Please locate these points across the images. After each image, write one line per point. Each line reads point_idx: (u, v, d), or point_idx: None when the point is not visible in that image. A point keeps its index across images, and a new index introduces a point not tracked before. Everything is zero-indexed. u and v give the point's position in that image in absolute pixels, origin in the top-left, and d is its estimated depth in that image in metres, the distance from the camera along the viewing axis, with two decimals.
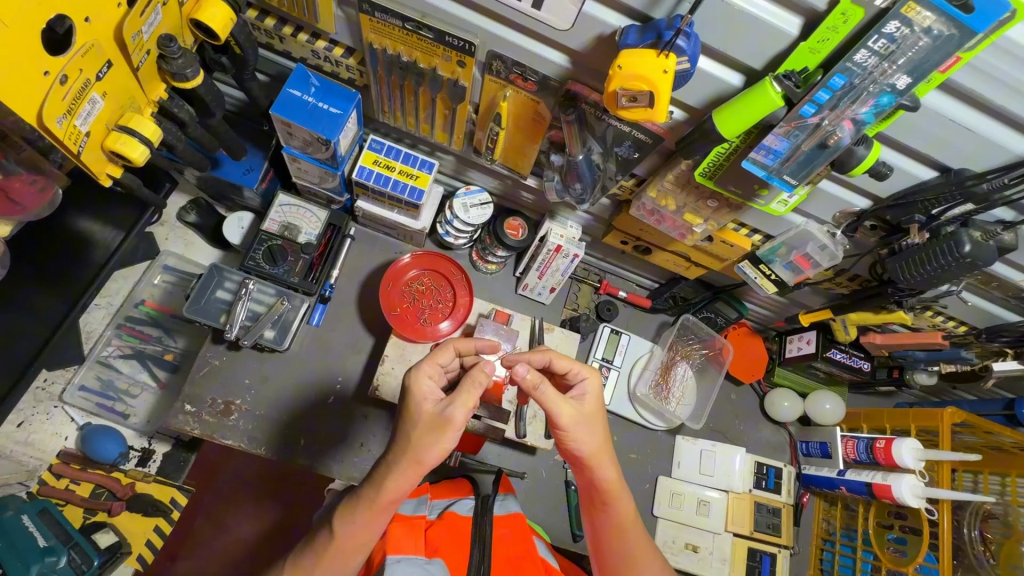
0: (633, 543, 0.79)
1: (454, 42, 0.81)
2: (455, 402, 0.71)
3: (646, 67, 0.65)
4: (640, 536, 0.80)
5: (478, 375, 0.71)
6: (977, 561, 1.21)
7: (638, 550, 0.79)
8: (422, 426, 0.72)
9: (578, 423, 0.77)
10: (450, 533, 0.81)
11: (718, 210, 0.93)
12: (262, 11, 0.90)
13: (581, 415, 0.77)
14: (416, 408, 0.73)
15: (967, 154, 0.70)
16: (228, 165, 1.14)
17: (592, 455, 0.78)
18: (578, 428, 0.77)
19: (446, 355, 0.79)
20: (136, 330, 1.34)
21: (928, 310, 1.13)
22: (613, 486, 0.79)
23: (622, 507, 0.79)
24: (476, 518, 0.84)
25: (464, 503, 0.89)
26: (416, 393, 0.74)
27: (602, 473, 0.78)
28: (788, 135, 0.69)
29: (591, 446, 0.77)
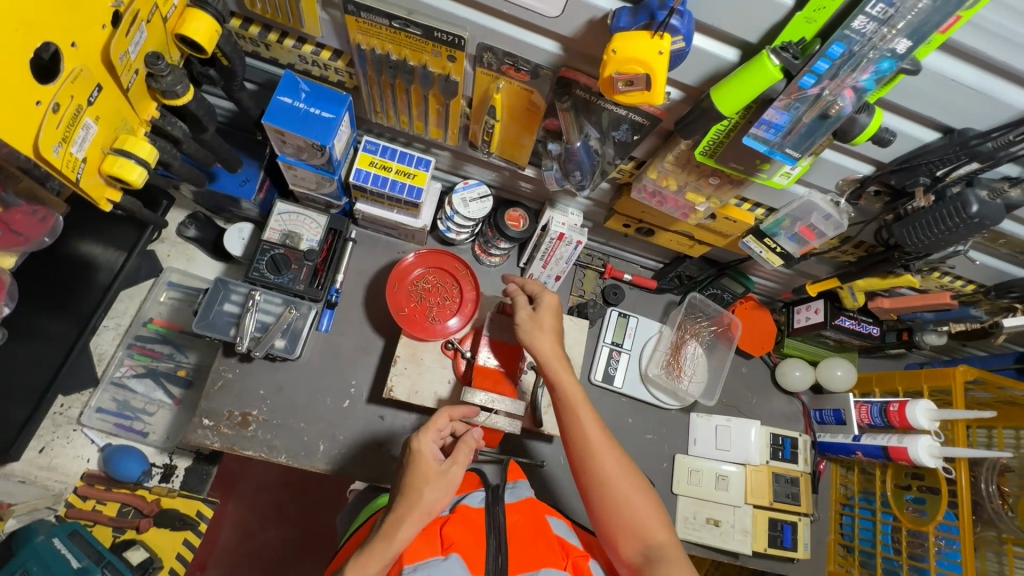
0: (584, 426, 0.90)
1: (443, 38, 0.79)
2: (456, 463, 0.86)
3: (640, 50, 0.64)
4: (594, 423, 0.90)
5: (470, 441, 0.90)
6: (996, 515, 1.24)
7: (589, 434, 0.89)
8: (431, 482, 0.82)
9: (538, 329, 0.98)
10: (465, 526, 0.83)
11: (720, 186, 0.92)
12: (246, 19, 0.89)
13: (545, 325, 0.99)
14: (423, 466, 0.84)
15: (969, 113, 0.69)
16: (225, 178, 1.13)
17: (546, 353, 0.96)
18: (536, 333, 0.98)
19: (442, 420, 0.92)
20: (148, 348, 1.35)
21: (936, 271, 1.12)
22: (563, 378, 0.94)
23: (574, 396, 0.92)
24: (489, 509, 0.87)
25: (474, 495, 0.91)
26: (423, 451, 0.85)
27: (554, 368, 0.95)
28: (789, 107, 0.67)
29: (544, 347, 0.96)
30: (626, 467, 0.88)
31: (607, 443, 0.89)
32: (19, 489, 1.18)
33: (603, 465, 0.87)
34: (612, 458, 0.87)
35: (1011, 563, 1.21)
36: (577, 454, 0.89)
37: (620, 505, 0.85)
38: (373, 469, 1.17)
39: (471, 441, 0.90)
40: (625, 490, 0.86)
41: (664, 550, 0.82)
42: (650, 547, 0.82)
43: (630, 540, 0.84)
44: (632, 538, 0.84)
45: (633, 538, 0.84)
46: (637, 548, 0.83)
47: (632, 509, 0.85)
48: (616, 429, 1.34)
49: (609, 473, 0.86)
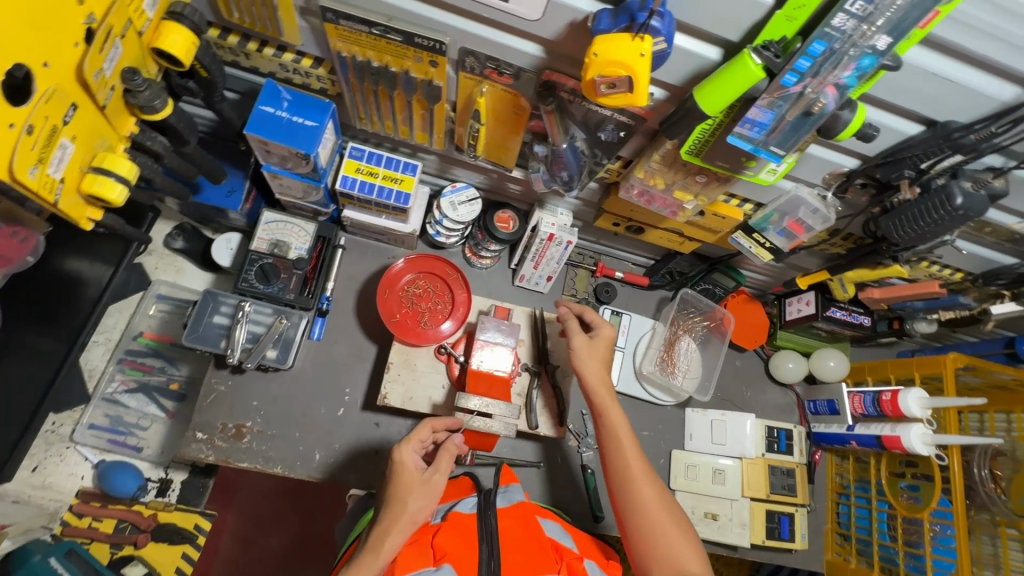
0: (626, 453, 0.96)
1: (424, 43, 0.79)
2: (439, 470, 0.91)
3: (622, 53, 0.63)
4: (635, 451, 0.97)
5: (452, 447, 0.95)
6: (988, 499, 1.26)
7: (630, 460, 0.96)
8: (416, 491, 0.87)
9: (589, 355, 1.07)
10: (457, 532, 0.84)
11: (708, 184, 0.92)
12: (224, 28, 0.87)
13: (596, 353, 1.08)
14: (407, 476, 0.89)
15: (952, 105, 0.69)
16: (209, 190, 1.12)
17: (594, 381, 1.04)
18: (586, 358, 1.07)
19: (424, 432, 0.97)
20: (139, 363, 1.33)
21: (925, 260, 1.13)
22: (608, 406, 1.02)
23: (617, 424, 1.00)
24: (481, 514, 0.88)
25: (466, 502, 0.93)
26: (404, 461, 0.90)
27: (600, 396, 1.03)
28: (772, 106, 0.67)
29: (592, 374, 1.05)
30: (663, 496, 0.93)
31: (647, 471, 0.95)
32: (13, 509, 1.17)
33: (642, 490, 0.92)
34: (650, 485, 0.93)
35: (1004, 544, 1.24)
36: (617, 478, 0.95)
37: (655, 532, 0.89)
38: (370, 477, 1.17)
39: (453, 449, 0.95)
40: (662, 517, 0.90)
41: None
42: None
43: (663, 567, 0.87)
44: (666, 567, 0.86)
45: (667, 566, 0.87)
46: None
47: (667, 536, 0.88)
48: None
49: (647, 498, 0.92)
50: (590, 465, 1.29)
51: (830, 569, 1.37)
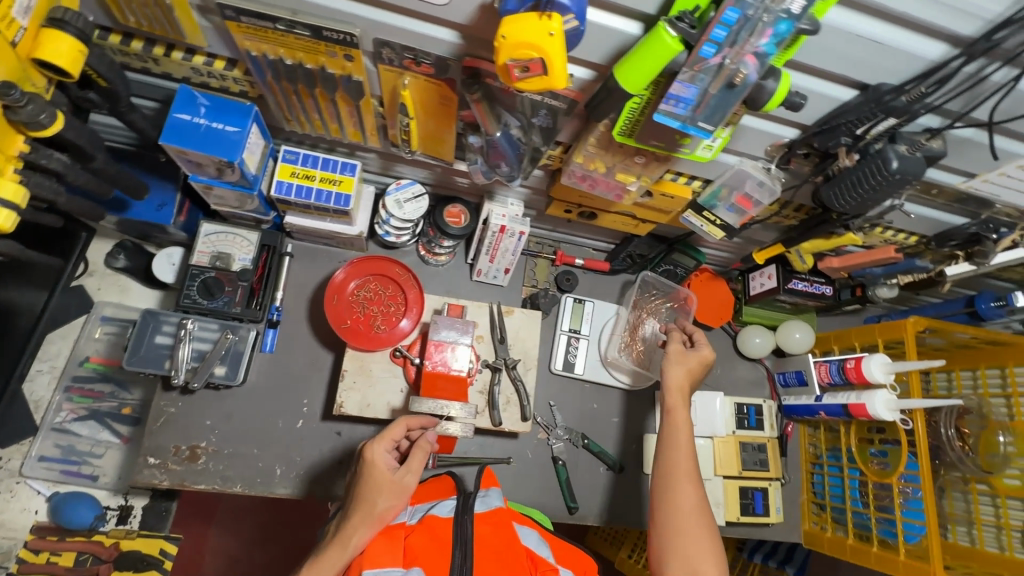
0: (677, 453, 0.96)
1: (334, 36, 0.74)
2: (411, 471, 0.88)
3: (530, 33, 0.60)
4: (687, 454, 0.96)
5: (426, 445, 0.90)
6: (956, 458, 1.27)
7: (680, 463, 0.95)
8: (384, 492, 0.84)
9: (678, 364, 1.05)
10: (429, 536, 0.85)
11: (648, 164, 0.89)
12: (126, 33, 0.82)
13: (685, 362, 1.06)
14: (378, 476, 0.85)
15: (880, 67, 0.67)
16: (137, 205, 1.07)
17: (675, 385, 1.03)
18: (674, 365, 1.05)
19: (398, 430, 0.91)
20: (87, 389, 1.28)
21: (878, 227, 1.12)
22: (676, 408, 1.01)
23: (679, 425, 0.98)
24: (457, 519, 0.87)
25: (444, 504, 0.92)
26: (373, 460, 0.86)
27: (675, 398, 1.01)
28: (694, 80, 0.65)
29: (676, 380, 1.03)
30: (701, 504, 0.91)
31: (692, 476, 0.93)
32: None
33: (680, 491, 0.91)
34: (691, 489, 0.92)
35: (975, 500, 1.28)
36: (660, 474, 0.95)
37: (681, 538, 0.88)
38: (335, 487, 1.15)
39: (426, 447, 0.91)
40: (695, 524, 0.89)
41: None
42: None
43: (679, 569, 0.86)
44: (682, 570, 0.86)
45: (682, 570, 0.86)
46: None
47: (692, 542, 0.88)
48: (582, 416, 1.33)
49: (682, 500, 0.91)
50: (561, 457, 1.28)
51: (808, 539, 1.37)
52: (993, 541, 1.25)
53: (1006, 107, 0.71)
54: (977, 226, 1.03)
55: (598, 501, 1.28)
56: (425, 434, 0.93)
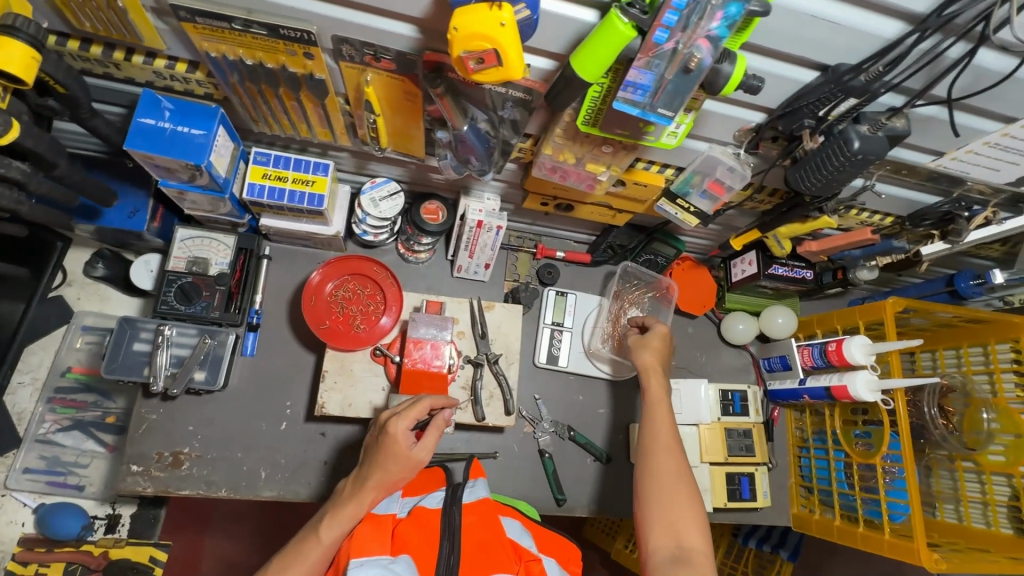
0: (656, 425, 0.99)
1: (292, 34, 0.74)
2: (426, 446, 0.89)
3: (481, 25, 0.59)
4: (667, 426, 0.99)
5: (440, 422, 0.91)
6: (942, 437, 1.27)
7: (659, 433, 0.98)
8: (399, 463, 0.86)
9: (643, 347, 1.12)
10: (418, 527, 0.85)
11: (616, 154, 0.89)
12: (84, 39, 0.81)
13: (651, 346, 1.12)
14: (395, 446, 0.86)
15: (836, 47, 0.67)
16: (110, 213, 1.09)
17: (645, 364, 1.09)
18: (641, 349, 1.12)
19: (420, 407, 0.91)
20: (70, 400, 1.28)
21: (853, 209, 1.11)
22: (652, 384, 1.06)
23: (656, 400, 1.03)
24: (445, 510, 0.87)
25: (433, 496, 0.92)
26: (395, 434, 0.86)
27: (651, 377, 1.07)
28: (649, 66, 0.65)
29: (646, 360, 1.09)
30: (683, 470, 0.93)
31: (673, 445, 0.96)
32: None
33: (662, 460, 0.94)
34: (672, 457, 0.94)
35: (961, 477, 1.29)
36: (642, 445, 0.98)
37: (667, 500, 0.89)
38: (321, 488, 1.15)
39: (442, 425, 0.91)
40: (677, 488, 0.90)
41: (692, 556, 0.84)
42: (681, 549, 0.85)
43: (663, 535, 0.87)
44: (666, 535, 0.86)
45: (666, 535, 0.87)
46: (668, 545, 0.86)
47: (676, 507, 0.89)
48: (567, 408, 1.34)
49: (664, 466, 0.93)
50: (547, 450, 1.28)
51: (797, 522, 1.38)
52: (980, 517, 1.26)
53: (965, 83, 0.72)
54: (949, 205, 1.05)
55: (586, 492, 1.29)
56: (441, 410, 0.93)
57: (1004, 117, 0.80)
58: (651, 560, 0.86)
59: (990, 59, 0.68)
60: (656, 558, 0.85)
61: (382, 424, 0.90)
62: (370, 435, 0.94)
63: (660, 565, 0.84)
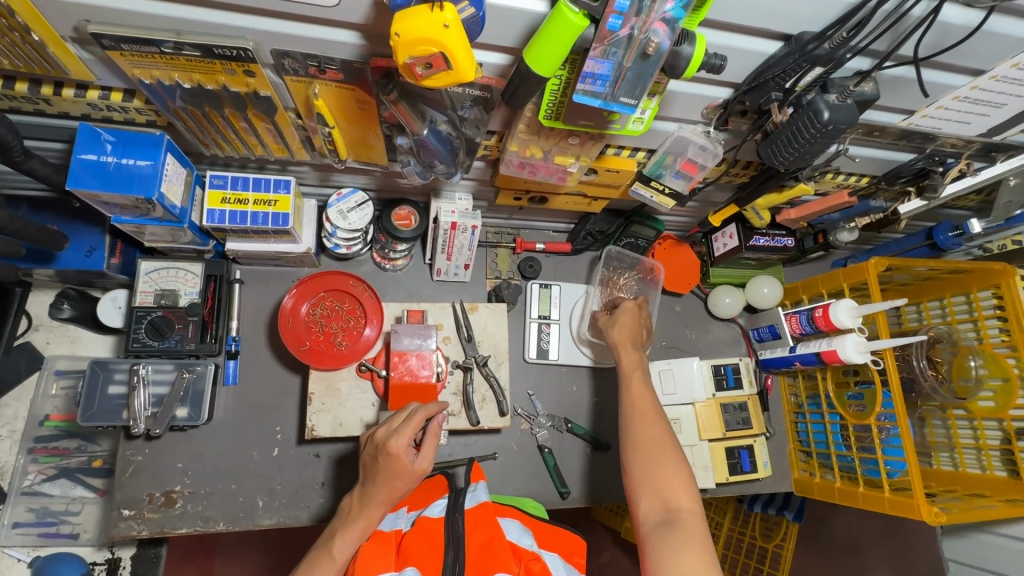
0: (632, 395, 0.99)
1: (228, 53, 0.70)
2: (426, 456, 0.86)
3: (424, 27, 0.56)
4: (644, 394, 0.99)
5: (436, 428, 0.88)
6: (932, 389, 1.26)
7: (636, 401, 0.98)
8: (404, 476, 0.85)
9: (614, 325, 1.13)
10: (422, 538, 0.83)
11: (584, 144, 0.87)
12: (7, 76, 0.76)
13: (625, 322, 1.13)
14: (394, 462, 0.84)
15: (796, 16, 0.65)
16: (67, 254, 1.05)
17: (617, 341, 1.10)
18: (611, 328, 1.13)
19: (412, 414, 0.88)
20: (53, 448, 1.25)
21: (828, 173, 1.09)
22: (626, 359, 1.06)
23: (633, 372, 1.03)
24: (448, 518, 0.84)
25: (436, 505, 0.90)
26: (395, 453, 0.84)
27: (624, 354, 1.07)
28: (607, 55, 0.63)
29: (617, 337, 1.10)
30: (664, 433, 0.92)
31: (651, 412, 0.96)
32: None
33: (640, 427, 0.93)
34: (650, 423, 0.94)
35: (953, 425, 1.30)
36: (623, 417, 0.97)
37: (651, 463, 0.88)
38: (320, 510, 1.13)
39: (439, 431, 0.89)
40: (659, 451, 0.89)
41: (682, 516, 0.83)
42: (670, 511, 0.83)
43: (651, 501, 0.85)
44: (653, 500, 0.85)
45: (654, 500, 0.85)
46: (656, 509, 0.84)
47: (659, 468, 0.88)
48: (561, 399, 1.33)
49: (645, 433, 0.92)
50: (547, 444, 1.27)
51: (799, 487, 1.39)
52: (975, 462, 1.28)
53: (932, 40, 0.70)
54: (923, 161, 1.02)
55: (589, 482, 1.28)
56: (433, 415, 0.90)
57: (972, 70, 0.78)
58: (643, 529, 0.84)
59: (954, 14, 0.66)
60: (648, 525, 0.83)
61: (378, 442, 0.87)
62: (361, 451, 0.91)
63: (651, 531, 0.82)
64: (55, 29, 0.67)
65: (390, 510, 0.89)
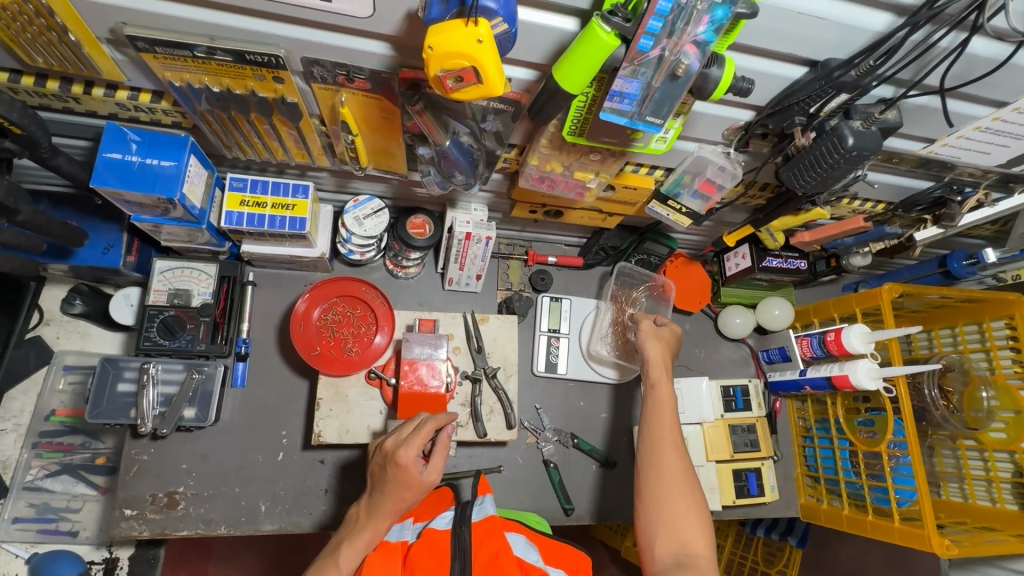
0: (658, 424, 0.96)
1: (259, 59, 0.71)
2: (433, 466, 0.86)
3: (458, 42, 0.56)
4: (672, 423, 0.95)
5: (446, 439, 0.88)
6: (942, 418, 1.26)
7: (664, 432, 0.94)
8: (412, 487, 0.84)
9: (654, 339, 1.08)
10: (428, 550, 0.81)
11: (604, 161, 0.87)
12: (39, 74, 0.77)
13: (660, 340, 1.09)
14: (403, 473, 0.84)
15: (824, 43, 0.65)
16: (84, 250, 1.05)
17: (653, 359, 1.05)
18: (651, 341, 1.08)
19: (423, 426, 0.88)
20: (56, 443, 1.24)
21: (845, 198, 1.09)
22: (661, 380, 1.02)
23: (663, 399, 0.99)
24: (455, 531, 0.83)
25: (443, 517, 0.89)
26: (404, 463, 0.83)
27: (655, 370, 1.03)
28: (636, 75, 0.63)
29: (654, 355, 1.06)
30: (688, 471, 0.91)
31: (677, 445, 0.93)
32: None
33: (665, 459, 0.91)
34: (676, 458, 0.91)
35: (963, 455, 1.29)
36: (646, 445, 0.94)
37: (669, 503, 0.87)
38: (322, 516, 1.12)
39: (447, 442, 0.89)
40: (681, 491, 0.88)
41: (697, 562, 0.83)
42: (686, 554, 0.83)
43: (667, 540, 0.85)
44: (669, 541, 0.85)
45: (670, 540, 0.85)
46: (671, 551, 0.84)
47: (679, 509, 0.87)
48: (568, 414, 1.32)
49: (670, 469, 0.90)
50: (552, 459, 1.27)
51: (806, 512, 1.37)
52: (985, 495, 1.26)
53: (958, 71, 0.71)
54: (941, 189, 1.03)
55: (593, 499, 1.27)
56: (442, 424, 0.90)
57: (995, 102, 0.78)
58: (654, 568, 0.84)
59: (982, 47, 0.67)
60: (661, 565, 0.83)
61: (387, 452, 0.86)
62: (370, 459, 0.91)
63: (664, 571, 0.82)
64: (91, 30, 0.68)
65: (398, 519, 0.88)
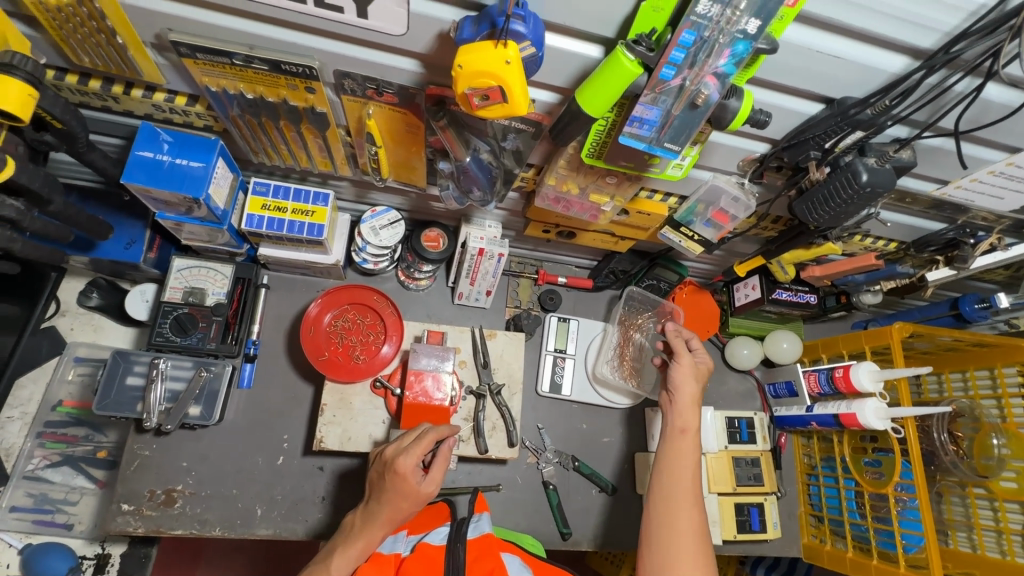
0: (677, 474, 0.94)
1: (294, 70, 0.73)
2: (433, 479, 0.85)
3: (486, 61, 0.59)
4: (692, 475, 0.94)
5: (446, 452, 0.88)
6: (953, 463, 1.22)
7: (683, 484, 0.93)
8: (410, 498, 0.84)
9: (689, 374, 1.04)
10: (421, 564, 0.81)
11: (619, 184, 0.89)
12: (83, 73, 0.81)
13: (695, 373, 1.04)
14: (402, 483, 0.83)
15: (840, 82, 0.67)
16: (107, 244, 1.08)
17: (681, 393, 1.02)
18: (682, 373, 1.04)
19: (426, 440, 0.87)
20: (60, 434, 1.25)
21: (857, 235, 1.10)
22: (687, 421, 1.00)
23: (686, 447, 0.97)
24: (450, 547, 0.83)
25: (438, 532, 0.88)
26: (403, 472, 0.83)
27: (687, 414, 1.00)
28: (656, 102, 0.65)
29: (686, 389, 1.02)
30: (701, 527, 0.89)
31: (694, 498, 0.92)
32: None
33: (684, 517, 0.89)
34: (693, 513, 0.90)
35: (973, 503, 1.25)
36: (662, 495, 0.92)
37: (675, 557, 0.86)
38: (317, 524, 1.12)
39: (448, 454, 0.88)
40: (690, 547, 0.87)
41: None
42: None
43: None
44: None
45: None
46: None
47: (686, 564, 0.85)
48: (569, 436, 1.31)
49: (684, 524, 0.89)
50: (551, 481, 1.25)
51: (808, 553, 1.34)
52: (993, 546, 1.22)
53: (972, 115, 0.72)
54: (954, 231, 1.04)
55: (591, 524, 1.25)
56: (444, 436, 0.89)
57: (1009, 147, 0.80)
58: None
59: (996, 93, 0.68)
60: None
61: (387, 460, 0.86)
62: (370, 467, 0.90)
63: None
64: (138, 34, 0.71)
65: (391, 531, 0.87)
